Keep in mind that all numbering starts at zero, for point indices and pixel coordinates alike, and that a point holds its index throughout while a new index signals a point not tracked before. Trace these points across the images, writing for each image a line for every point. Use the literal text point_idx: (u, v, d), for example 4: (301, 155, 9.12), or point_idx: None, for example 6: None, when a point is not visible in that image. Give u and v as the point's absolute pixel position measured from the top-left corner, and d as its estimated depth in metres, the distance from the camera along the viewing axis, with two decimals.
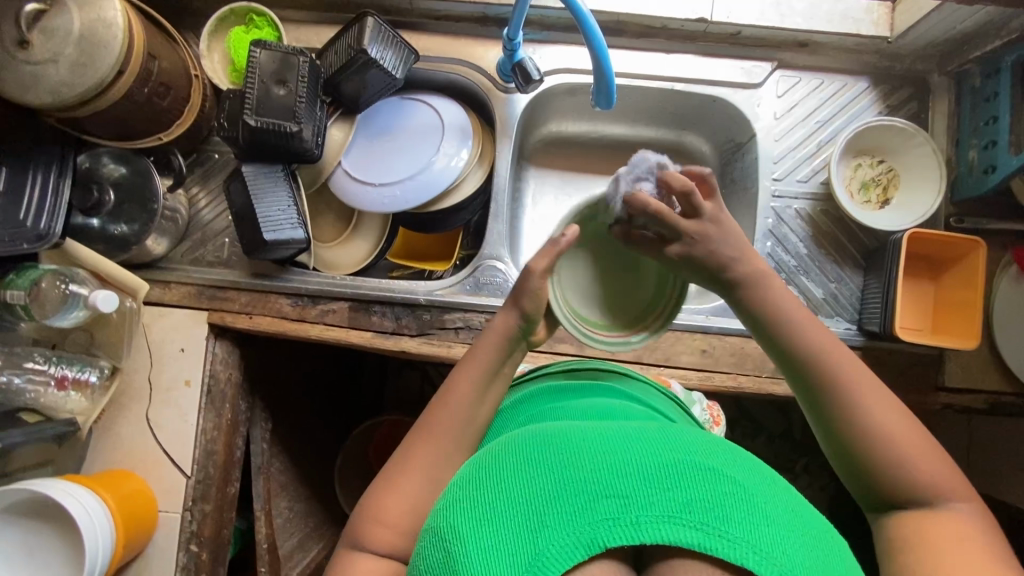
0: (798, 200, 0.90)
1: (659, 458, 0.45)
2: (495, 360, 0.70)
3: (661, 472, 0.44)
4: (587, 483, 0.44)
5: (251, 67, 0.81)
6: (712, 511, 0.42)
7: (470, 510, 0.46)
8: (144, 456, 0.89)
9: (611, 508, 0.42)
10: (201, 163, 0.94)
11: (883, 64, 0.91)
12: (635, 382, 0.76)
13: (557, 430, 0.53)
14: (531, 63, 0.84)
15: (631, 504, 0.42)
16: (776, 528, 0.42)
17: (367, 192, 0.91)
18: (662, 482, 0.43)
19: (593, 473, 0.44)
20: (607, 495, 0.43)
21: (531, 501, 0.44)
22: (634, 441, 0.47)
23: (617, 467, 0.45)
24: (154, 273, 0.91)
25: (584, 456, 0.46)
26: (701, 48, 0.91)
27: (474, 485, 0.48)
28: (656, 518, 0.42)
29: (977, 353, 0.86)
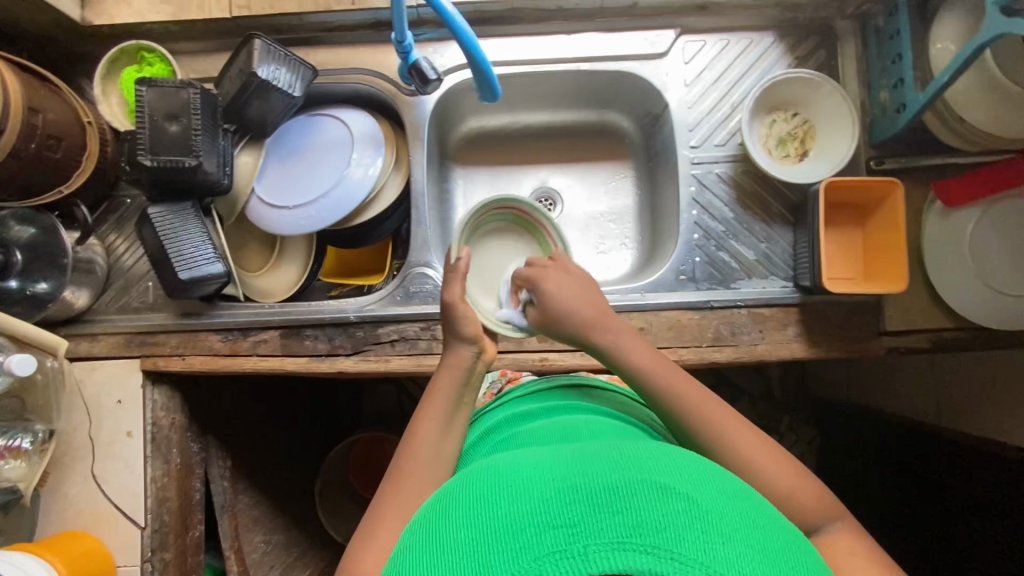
0: (719, 164, 0.89)
1: (608, 484, 0.46)
2: (455, 395, 0.72)
3: (610, 498, 0.45)
4: (535, 519, 0.45)
5: (139, 107, 0.78)
6: (660, 532, 0.42)
7: (427, 554, 0.48)
8: (96, 513, 0.87)
9: (560, 541, 0.43)
10: (112, 210, 0.92)
11: (786, 16, 0.89)
12: (594, 392, 0.77)
13: (515, 463, 0.54)
14: (426, 63, 0.81)
15: (579, 532, 0.43)
16: (727, 544, 0.43)
17: (282, 216, 0.89)
18: (610, 508, 0.44)
19: (541, 506, 0.46)
20: (557, 528, 0.44)
21: (482, 541, 0.46)
22: (583, 467, 0.49)
23: (564, 497, 0.46)
24: (81, 328, 0.90)
25: (533, 491, 0.48)
26: (602, 25, 0.89)
27: (438, 533, 0.49)
28: (604, 546, 0.42)
29: (914, 293, 0.85)
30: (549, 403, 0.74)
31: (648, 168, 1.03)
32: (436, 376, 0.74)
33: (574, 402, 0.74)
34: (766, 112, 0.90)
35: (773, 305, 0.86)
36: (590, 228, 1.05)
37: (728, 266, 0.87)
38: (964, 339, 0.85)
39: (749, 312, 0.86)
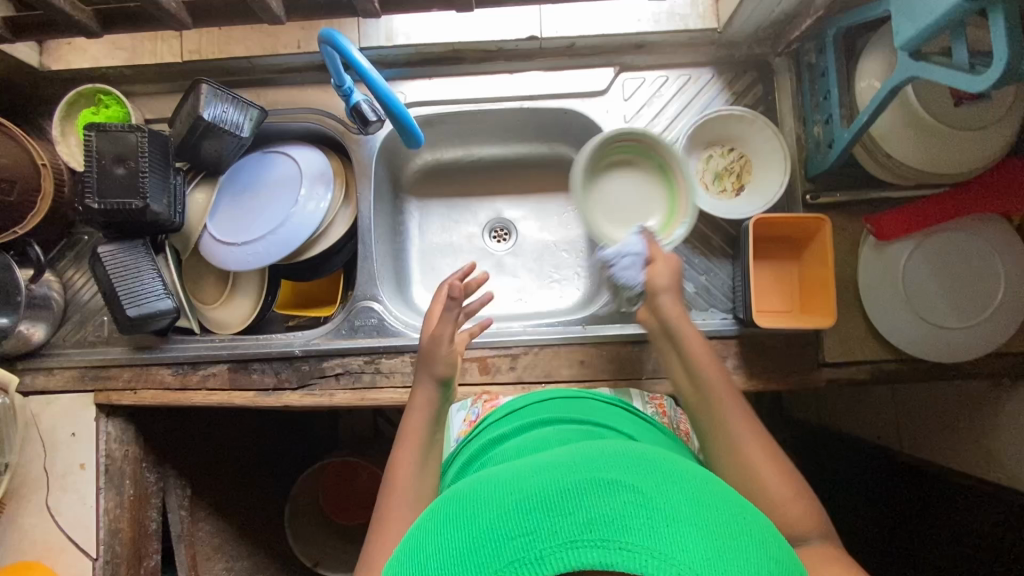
0: (658, 199, 0.90)
1: (561, 483, 0.43)
2: (429, 430, 0.74)
3: (562, 497, 0.42)
4: (490, 528, 0.42)
5: (88, 152, 0.81)
6: (611, 526, 0.39)
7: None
8: (51, 544, 0.89)
9: (517, 549, 0.40)
10: (71, 246, 0.95)
11: (722, 53, 0.91)
12: (568, 402, 0.76)
13: (476, 479, 0.51)
14: (367, 105, 0.84)
15: (533, 537, 0.40)
16: (679, 528, 0.40)
17: (231, 253, 0.91)
18: (561, 508, 0.41)
19: (497, 514, 0.43)
20: (513, 536, 0.41)
21: (441, 556, 0.43)
22: (537, 470, 0.46)
23: (517, 502, 0.43)
24: (39, 361, 0.92)
25: (490, 500, 0.45)
26: (543, 64, 0.92)
27: (403, 553, 0.47)
28: (557, 547, 0.39)
29: (852, 325, 0.86)
30: (521, 422, 0.72)
31: None
32: (409, 419, 0.75)
33: (550, 412, 0.73)
34: (703, 148, 0.92)
35: (712, 338, 0.87)
36: (543, 258, 1.07)
37: None
38: (903, 371, 0.85)
39: None
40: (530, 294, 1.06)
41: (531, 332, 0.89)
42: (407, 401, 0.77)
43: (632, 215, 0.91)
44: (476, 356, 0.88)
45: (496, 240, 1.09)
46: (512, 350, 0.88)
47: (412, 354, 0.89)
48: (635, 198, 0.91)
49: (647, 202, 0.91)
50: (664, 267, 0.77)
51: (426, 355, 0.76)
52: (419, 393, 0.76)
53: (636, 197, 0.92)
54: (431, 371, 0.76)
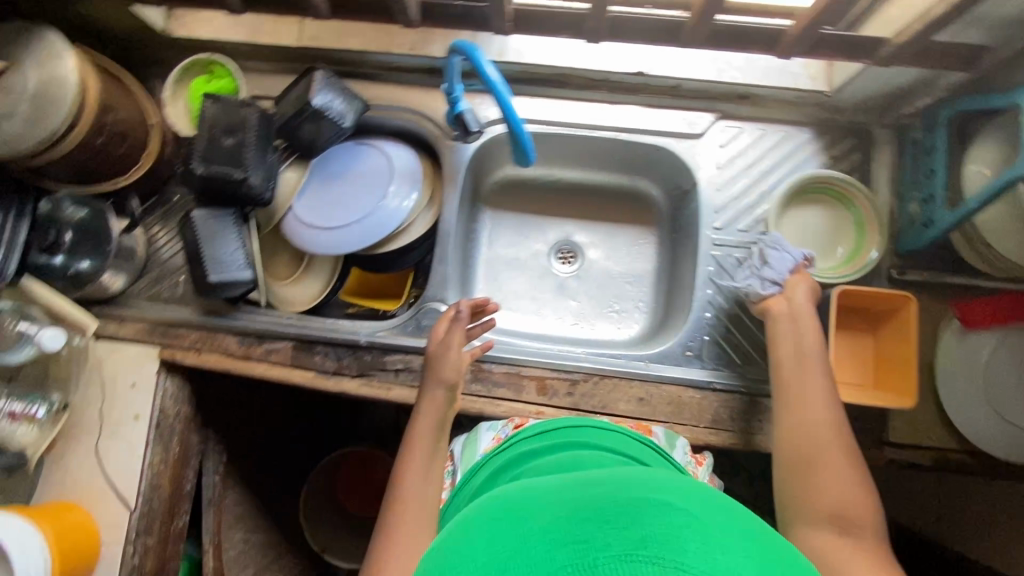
0: (740, 249, 0.90)
1: (617, 503, 0.45)
2: (432, 444, 0.78)
3: (617, 515, 0.44)
4: (545, 534, 0.44)
5: (202, 119, 0.85)
6: (662, 544, 0.41)
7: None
8: (91, 488, 0.91)
9: (569, 555, 0.41)
10: (161, 204, 0.97)
11: (824, 115, 0.91)
12: (606, 433, 0.74)
13: (523, 493, 0.53)
14: (471, 115, 0.86)
15: (584, 543, 0.42)
16: (732, 556, 0.41)
17: (317, 236, 0.94)
18: (618, 523, 0.43)
19: (551, 523, 0.45)
20: (568, 543, 0.42)
21: (494, 555, 0.45)
22: (592, 492, 0.48)
23: (570, 515, 0.45)
24: (111, 309, 0.94)
25: (542, 513, 0.47)
26: (644, 99, 0.93)
27: (453, 555, 0.48)
28: (612, 558, 0.40)
29: (921, 409, 0.84)
30: (554, 441, 0.73)
31: (671, 238, 1.05)
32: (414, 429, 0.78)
33: (583, 436, 0.73)
34: (806, 203, 0.88)
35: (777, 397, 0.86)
36: (606, 287, 1.07)
37: (735, 350, 0.88)
38: (968, 464, 0.83)
39: (751, 400, 0.86)
40: (586, 321, 1.06)
41: (594, 360, 0.89)
42: (414, 408, 0.80)
43: (813, 244, 0.87)
44: (535, 376, 0.89)
45: (562, 263, 1.10)
46: (572, 376, 0.88)
47: (473, 362, 0.90)
48: (817, 234, 0.87)
49: (826, 243, 0.87)
50: (807, 283, 0.80)
51: (430, 361, 0.83)
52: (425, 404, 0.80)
53: (819, 231, 0.87)
54: (441, 377, 0.81)
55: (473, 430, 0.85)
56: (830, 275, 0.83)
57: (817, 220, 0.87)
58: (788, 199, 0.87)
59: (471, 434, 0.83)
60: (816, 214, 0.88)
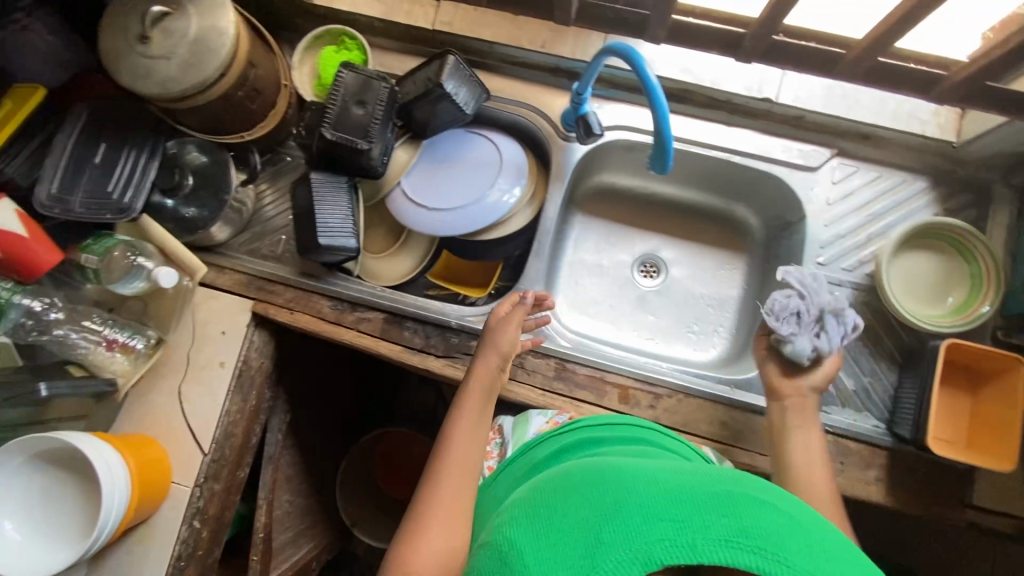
0: (841, 288, 0.90)
1: (716, 491, 0.48)
2: (481, 407, 0.77)
3: (717, 502, 0.46)
4: (643, 503, 0.47)
5: (337, 86, 0.87)
6: (761, 539, 0.44)
7: (529, 530, 0.49)
8: (168, 427, 0.92)
9: (668, 530, 0.44)
10: (274, 163, 1.00)
11: (944, 166, 0.90)
12: (667, 435, 0.75)
13: (610, 462, 0.55)
14: (595, 118, 0.88)
15: (685, 526, 0.44)
16: (822, 556, 0.44)
17: (421, 215, 0.96)
18: (717, 509, 0.46)
19: (648, 495, 0.47)
20: (666, 518, 0.45)
21: (586, 515, 0.47)
22: (687, 474, 0.50)
23: (666, 493, 0.47)
24: (212, 257, 0.97)
25: (634, 486, 0.49)
26: (762, 126, 0.93)
27: (541, 505, 0.51)
28: (713, 540, 0.44)
29: (1012, 477, 0.82)
30: (624, 433, 0.73)
31: (761, 268, 1.04)
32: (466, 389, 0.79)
33: (644, 433, 0.74)
34: (919, 247, 0.87)
35: (863, 442, 0.85)
36: (687, 305, 1.06)
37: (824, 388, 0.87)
38: None
39: (835, 440, 0.85)
40: (662, 337, 1.05)
41: (680, 377, 0.89)
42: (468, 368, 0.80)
43: (921, 290, 0.87)
44: (619, 384, 0.88)
45: (644, 276, 1.09)
46: (657, 389, 0.87)
47: (557, 360, 0.90)
48: (930, 284, 0.86)
49: (937, 291, 0.86)
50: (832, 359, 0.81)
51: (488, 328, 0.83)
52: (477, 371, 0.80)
53: (929, 277, 0.86)
54: (496, 345, 0.81)
55: (522, 413, 0.85)
56: (937, 323, 0.82)
57: (928, 266, 0.87)
58: (902, 243, 0.86)
59: (522, 416, 0.84)
60: (928, 259, 0.87)
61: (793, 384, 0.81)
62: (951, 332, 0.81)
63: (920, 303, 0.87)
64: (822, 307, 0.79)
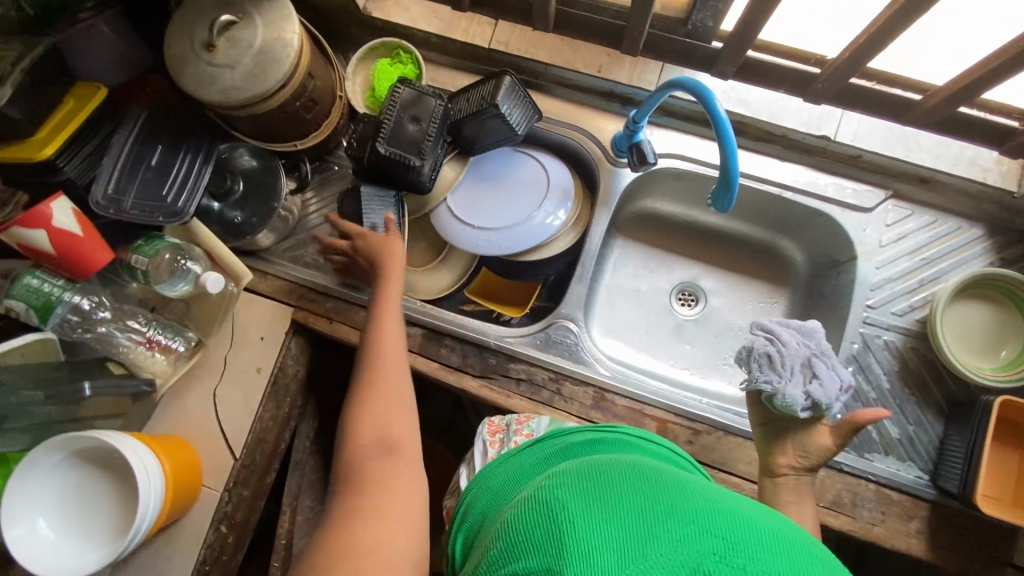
0: (889, 332, 0.88)
1: (782, 533, 0.41)
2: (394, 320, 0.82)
3: (780, 541, 0.40)
4: (701, 514, 0.41)
5: (392, 100, 0.87)
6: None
7: (579, 493, 0.43)
8: (201, 429, 0.93)
9: (719, 547, 0.38)
10: (321, 171, 1.00)
11: (1003, 216, 0.88)
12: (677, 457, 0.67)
13: (672, 470, 0.50)
14: (649, 146, 0.87)
15: (736, 546, 0.38)
16: None
17: (464, 232, 0.95)
18: (779, 547, 0.39)
19: (706, 507, 0.42)
20: (719, 536, 0.39)
21: (636, 500, 0.42)
22: (751, 507, 0.44)
23: (726, 513, 0.41)
24: (255, 262, 0.97)
25: (691, 496, 0.43)
26: (817, 162, 0.92)
27: (591, 475, 0.46)
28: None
29: None
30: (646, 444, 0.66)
31: (804, 305, 1.02)
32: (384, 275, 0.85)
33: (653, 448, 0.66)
34: (974, 296, 0.85)
35: (905, 492, 0.83)
36: (725, 337, 1.05)
37: (868, 435, 0.85)
38: None
39: (876, 489, 0.83)
40: (698, 368, 1.03)
41: (720, 414, 0.87)
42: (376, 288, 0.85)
43: (973, 340, 0.84)
44: (658, 417, 0.87)
45: (682, 305, 1.08)
46: (696, 425, 0.86)
47: (596, 389, 0.89)
48: (983, 334, 0.84)
49: (990, 344, 0.84)
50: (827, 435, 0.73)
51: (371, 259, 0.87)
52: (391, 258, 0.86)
53: (982, 329, 0.84)
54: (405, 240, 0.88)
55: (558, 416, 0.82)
56: (988, 377, 0.80)
57: (982, 316, 0.84)
58: (956, 292, 0.84)
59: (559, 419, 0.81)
60: (982, 310, 0.85)
61: (787, 460, 0.74)
62: (1003, 386, 0.79)
63: (972, 354, 0.85)
64: (803, 355, 0.75)
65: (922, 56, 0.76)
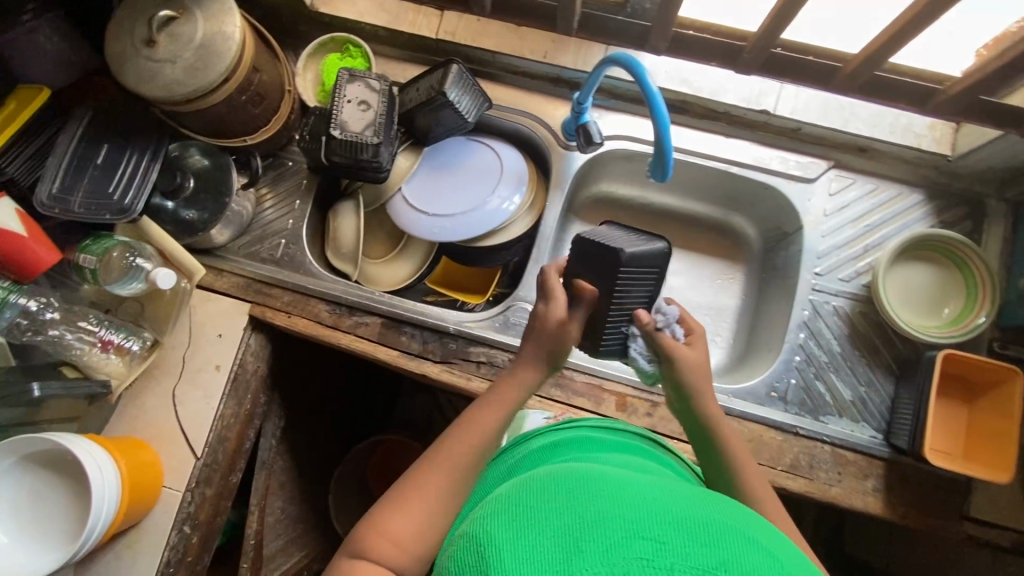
0: (838, 298, 0.90)
1: (700, 520, 0.46)
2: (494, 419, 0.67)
3: (699, 530, 0.45)
4: (625, 518, 0.45)
5: (340, 90, 0.88)
6: (739, 572, 0.42)
7: (511, 523, 0.47)
8: (162, 431, 0.91)
9: (647, 549, 0.43)
10: (275, 167, 1.00)
11: (941, 180, 0.91)
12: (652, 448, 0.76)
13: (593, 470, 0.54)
14: (595, 127, 0.88)
15: (664, 548, 0.43)
16: None
17: (420, 220, 0.96)
18: (699, 538, 0.44)
19: (633, 510, 0.46)
20: (645, 537, 0.44)
21: (566, 519, 0.46)
22: (671, 499, 0.49)
23: (651, 514, 0.46)
24: (211, 260, 0.97)
25: (619, 501, 0.47)
26: (761, 137, 0.94)
27: (523, 501, 0.49)
28: (690, 567, 0.42)
29: (1006, 489, 0.82)
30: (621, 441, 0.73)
31: (758, 278, 1.04)
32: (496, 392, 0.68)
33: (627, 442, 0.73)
34: (917, 258, 0.88)
35: (859, 453, 0.84)
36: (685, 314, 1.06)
37: (821, 397, 0.87)
38: None
39: (831, 450, 0.84)
40: None
41: None
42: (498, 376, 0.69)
43: (919, 301, 0.87)
44: (616, 391, 0.88)
45: None
46: (654, 397, 0.87)
47: None
48: (926, 295, 0.87)
49: (933, 303, 0.87)
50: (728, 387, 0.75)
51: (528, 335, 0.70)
52: (523, 368, 0.68)
53: (926, 289, 0.87)
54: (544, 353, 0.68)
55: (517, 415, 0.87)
56: (932, 335, 0.83)
57: (926, 278, 0.87)
58: (898, 255, 0.87)
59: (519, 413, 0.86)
60: (925, 271, 0.87)
61: None
62: (947, 343, 0.81)
63: (917, 315, 0.87)
64: None
65: (832, 24, 0.77)
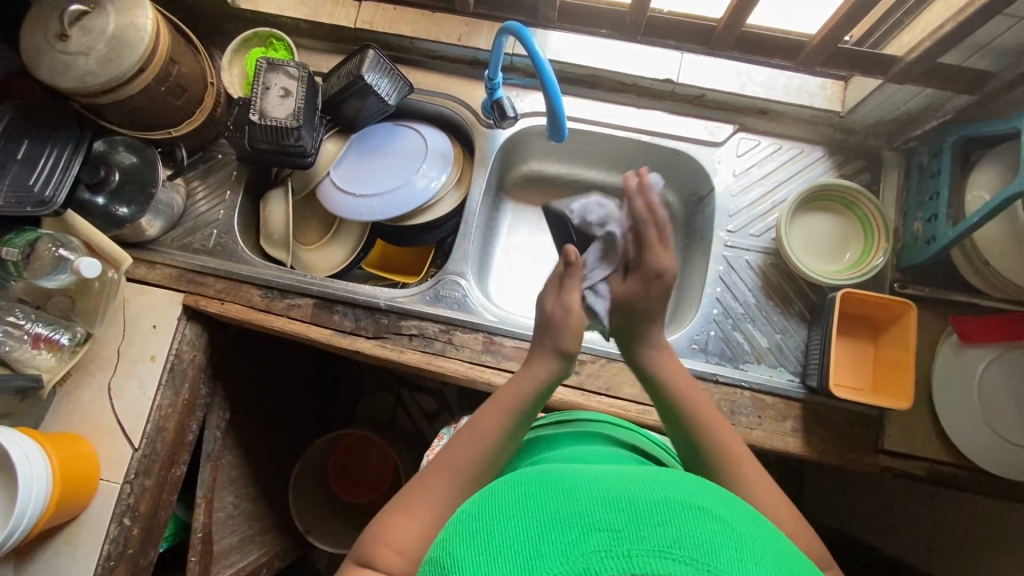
0: (750, 252, 0.95)
1: (658, 497, 0.41)
2: (510, 417, 0.66)
3: (653, 506, 0.40)
4: (580, 512, 0.40)
5: (258, 78, 0.90)
6: (701, 548, 0.37)
7: (469, 537, 0.42)
8: (97, 423, 0.91)
9: (602, 540, 0.38)
10: (204, 160, 1.03)
11: (837, 136, 0.97)
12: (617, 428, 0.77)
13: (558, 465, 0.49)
14: (508, 102, 0.92)
15: (620, 535, 0.38)
16: None
17: (348, 202, 0.99)
18: (653, 517, 0.39)
19: (587, 501, 0.41)
20: (599, 528, 0.38)
21: (517, 524, 0.41)
22: (630, 477, 0.44)
23: (611, 501, 0.41)
24: (143, 253, 0.98)
25: (576, 491, 0.42)
26: (670, 106, 0.99)
27: (475, 512, 0.44)
28: (645, 551, 0.37)
29: (917, 420, 0.85)
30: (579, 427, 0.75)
31: (683, 243, 1.09)
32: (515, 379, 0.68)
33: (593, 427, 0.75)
34: (815, 209, 0.93)
35: (778, 397, 0.88)
36: None
37: (740, 346, 0.91)
38: (960, 477, 0.83)
39: (751, 395, 0.88)
40: None
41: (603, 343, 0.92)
42: (518, 366, 0.69)
43: (819, 249, 0.93)
44: None
45: None
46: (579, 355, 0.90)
47: (484, 333, 0.92)
48: (829, 244, 0.92)
49: (836, 250, 0.92)
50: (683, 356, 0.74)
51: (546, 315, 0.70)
52: (535, 364, 0.68)
53: (827, 238, 0.92)
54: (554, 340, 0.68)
55: None
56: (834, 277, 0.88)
57: (826, 227, 0.93)
58: (800, 206, 0.92)
59: None
60: (825, 219, 0.93)
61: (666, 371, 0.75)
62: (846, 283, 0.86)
63: (822, 262, 0.92)
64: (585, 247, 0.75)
65: None
